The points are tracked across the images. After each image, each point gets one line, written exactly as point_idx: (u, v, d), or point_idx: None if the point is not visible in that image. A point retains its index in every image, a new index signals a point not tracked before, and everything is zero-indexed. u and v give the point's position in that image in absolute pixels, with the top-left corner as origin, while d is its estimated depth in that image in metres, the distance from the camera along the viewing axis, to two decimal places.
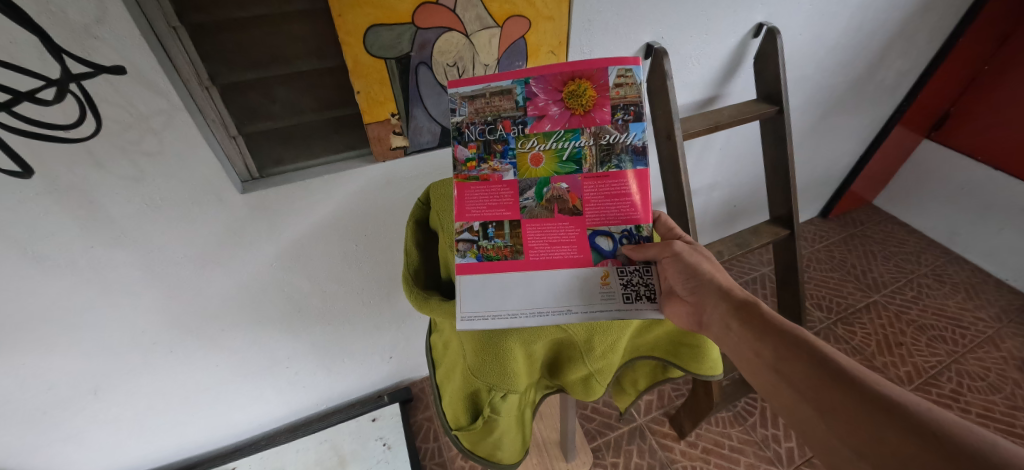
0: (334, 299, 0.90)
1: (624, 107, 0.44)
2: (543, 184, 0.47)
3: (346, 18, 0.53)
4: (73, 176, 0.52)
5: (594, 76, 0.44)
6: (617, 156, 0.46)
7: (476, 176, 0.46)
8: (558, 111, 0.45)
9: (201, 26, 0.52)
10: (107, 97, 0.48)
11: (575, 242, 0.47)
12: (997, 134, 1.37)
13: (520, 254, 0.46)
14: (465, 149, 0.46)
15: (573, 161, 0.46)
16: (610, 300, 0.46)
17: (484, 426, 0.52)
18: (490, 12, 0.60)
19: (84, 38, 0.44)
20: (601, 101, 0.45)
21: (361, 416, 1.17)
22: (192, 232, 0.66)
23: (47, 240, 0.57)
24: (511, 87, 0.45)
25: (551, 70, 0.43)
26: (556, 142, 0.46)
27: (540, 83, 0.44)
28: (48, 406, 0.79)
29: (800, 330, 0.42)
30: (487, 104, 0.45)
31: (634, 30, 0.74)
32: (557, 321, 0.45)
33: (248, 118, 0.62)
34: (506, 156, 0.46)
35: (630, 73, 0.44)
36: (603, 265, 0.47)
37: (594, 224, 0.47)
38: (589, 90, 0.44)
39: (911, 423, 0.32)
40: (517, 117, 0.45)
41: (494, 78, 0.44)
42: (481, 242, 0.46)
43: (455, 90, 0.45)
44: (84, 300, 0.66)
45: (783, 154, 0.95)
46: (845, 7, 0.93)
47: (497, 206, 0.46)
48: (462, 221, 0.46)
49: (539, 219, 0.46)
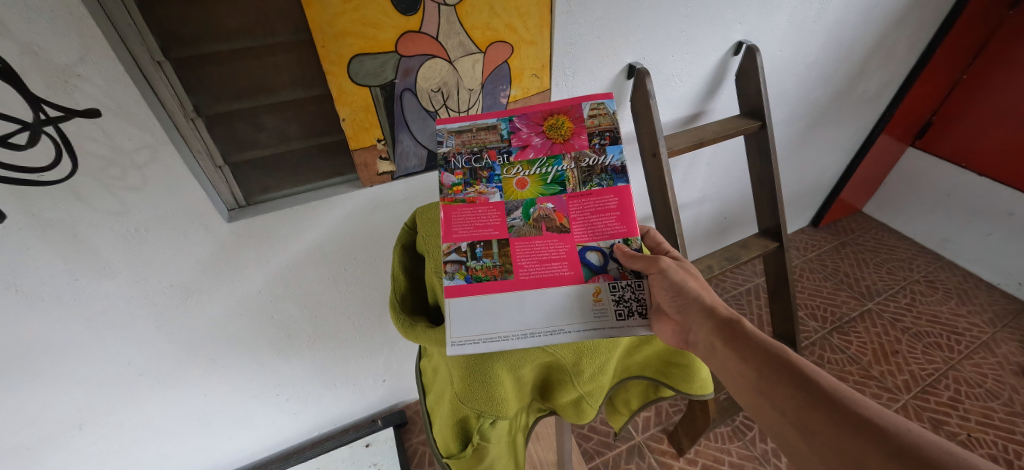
0: (324, 322, 0.89)
1: (599, 133, 0.48)
2: (529, 205, 0.47)
3: (329, 49, 0.54)
4: (56, 211, 0.52)
5: (570, 111, 0.49)
6: (597, 176, 0.48)
7: (463, 199, 0.47)
8: (540, 141, 0.48)
9: (185, 60, 0.52)
10: (89, 134, 0.48)
11: (565, 259, 0.46)
12: (979, 141, 1.39)
13: (509, 273, 0.45)
14: (452, 175, 0.47)
15: (557, 183, 0.48)
16: (604, 318, 0.44)
17: (474, 453, 0.51)
18: (472, 39, 0.62)
19: (67, 76, 0.44)
20: (579, 130, 0.49)
21: (355, 442, 1.14)
22: (179, 262, 0.65)
23: (31, 275, 0.56)
24: (496, 124, 0.49)
25: (532, 109, 0.48)
26: (540, 167, 0.48)
27: (523, 119, 0.48)
28: (32, 441, 0.76)
29: (784, 348, 0.42)
30: (473, 137, 0.48)
31: (616, 52, 0.76)
32: (548, 341, 0.43)
33: (235, 148, 0.62)
34: (491, 181, 0.47)
35: (602, 106, 0.49)
36: (595, 281, 0.45)
37: (583, 240, 0.46)
38: (567, 122, 0.49)
39: (893, 449, 0.31)
40: (502, 147, 0.48)
41: (480, 116, 0.49)
42: (469, 262, 0.45)
43: (443, 126, 0.48)
44: (67, 334, 0.65)
45: (767, 168, 0.97)
46: (822, 23, 0.96)
47: (485, 226, 0.46)
48: (450, 242, 0.45)
49: (528, 238, 0.46)
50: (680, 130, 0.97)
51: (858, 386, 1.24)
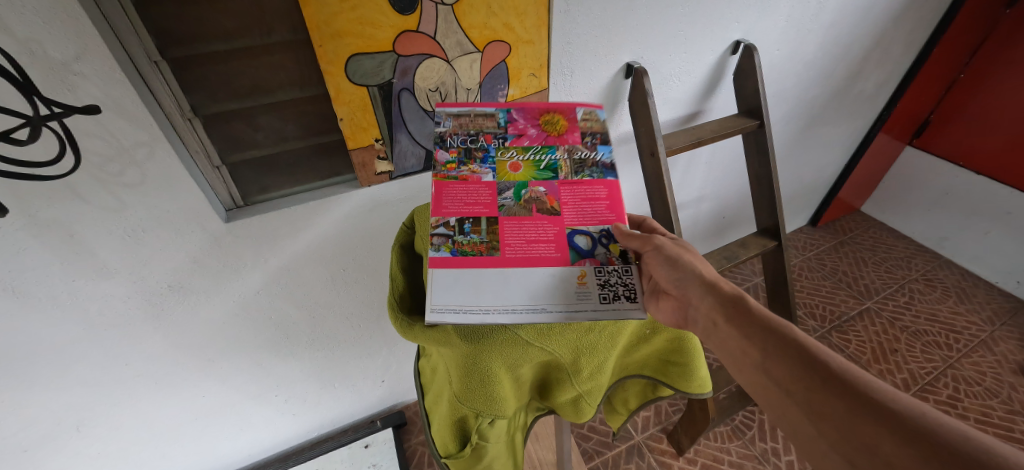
0: (322, 323, 0.89)
1: (592, 133, 0.52)
2: (520, 187, 0.47)
3: (327, 48, 0.54)
4: (53, 211, 0.52)
5: (565, 112, 0.53)
6: (588, 168, 0.49)
7: (455, 176, 0.47)
8: (535, 133, 0.51)
9: (182, 59, 0.52)
10: (87, 130, 0.48)
11: (553, 241, 0.45)
12: (977, 140, 1.40)
13: (495, 250, 0.43)
14: (446, 153, 0.48)
15: (549, 169, 0.49)
16: (586, 299, 0.41)
17: (473, 453, 0.51)
18: (470, 39, 0.61)
19: (64, 74, 0.44)
20: (572, 129, 0.52)
21: (354, 443, 1.14)
22: (177, 262, 0.65)
23: (29, 275, 0.56)
24: (494, 113, 0.52)
25: (529, 105, 0.52)
26: (533, 155, 0.49)
27: (521, 113, 0.52)
28: (30, 443, 0.76)
29: (789, 325, 0.42)
30: (472, 121, 0.51)
31: (614, 52, 0.76)
32: (530, 318, 0.40)
33: (232, 148, 0.62)
34: (485, 162, 0.48)
35: (594, 113, 0.54)
36: (581, 264, 0.44)
37: (573, 224, 0.46)
38: (561, 120, 0.52)
39: (903, 430, 0.31)
40: (498, 133, 0.51)
41: (480, 104, 0.52)
42: (457, 237, 0.44)
43: (444, 109, 0.51)
44: (64, 334, 0.65)
45: (765, 167, 0.97)
46: (819, 22, 0.96)
47: (475, 203, 0.46)
48: (439, 215, 0.45)
49: (517, 217, 0.45)
50: (677, 129, 0.97)
51: None
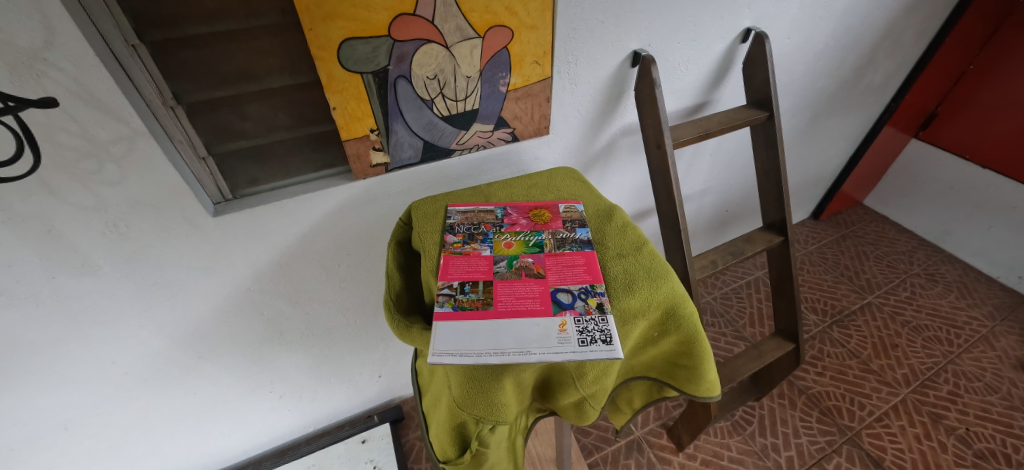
0: (318, 318, 0.87)
1: (572, 220, 0.59)
2: (513, 258, 0.54)
3: (318, 33, 0.50)
4: (28, 205, 0.49)
5: (549, 207, 0.62)
6: (569, 244, 0.55)
7: (460, 252, 0.54)
8: (525, 222, 0.60)
9: (162, 43, 0.48)
10: (59, 124, 0.45)
11: (538, 297, 0.48)
12: (985, 132, 1.37)
13: (489, 305, 0.47)
14: (454, 236, 0.56)
15: (537, 246, 0.55)
16: (564, 344, 0.43)
17: (473, 459, 0.48)
18: (470, 23, 0.58)
19: (32, 62, 0.40)
20: (555, 218, 0.60)
21: (350, 438, 1.12)
22: (163, 258, 0.62)
23: (6, 273, 0.53)
24: (494, 210, 0.62)
25: (519, 204, 0.63)
26: (524, 236, 0.57)
27: (514, 210, 0.62)
28: (15, 442, 0.74)
29: None
30: (475, 215, 0.61)
31: (622, 37, 0.72)
32: (512, 360, 0.41)
33: (219, 138, 0.59)
34: (484, 241, 0.56)
35: (574, 208, 0.62)
36: (561, 315, 0.46)
37: (555, 283, 0.50)
38: (546, 214, 0.61)
39: None
40: (496, 222, 0.59)
41: (483, 204, 0.62)
42: (458, 295, 0.48)
43: (454, 208, 0.62)
44: (47, 333, 0.62)
45: (773, 161, 0.94)
46: (833, 10, 0.92)
47: (475, 271, 0.51)
48: (444, 280, 0.50)
49: (508, 281, 0.51)
50: (684, 120, 0.94)
51: (858, 381, 1.24)
